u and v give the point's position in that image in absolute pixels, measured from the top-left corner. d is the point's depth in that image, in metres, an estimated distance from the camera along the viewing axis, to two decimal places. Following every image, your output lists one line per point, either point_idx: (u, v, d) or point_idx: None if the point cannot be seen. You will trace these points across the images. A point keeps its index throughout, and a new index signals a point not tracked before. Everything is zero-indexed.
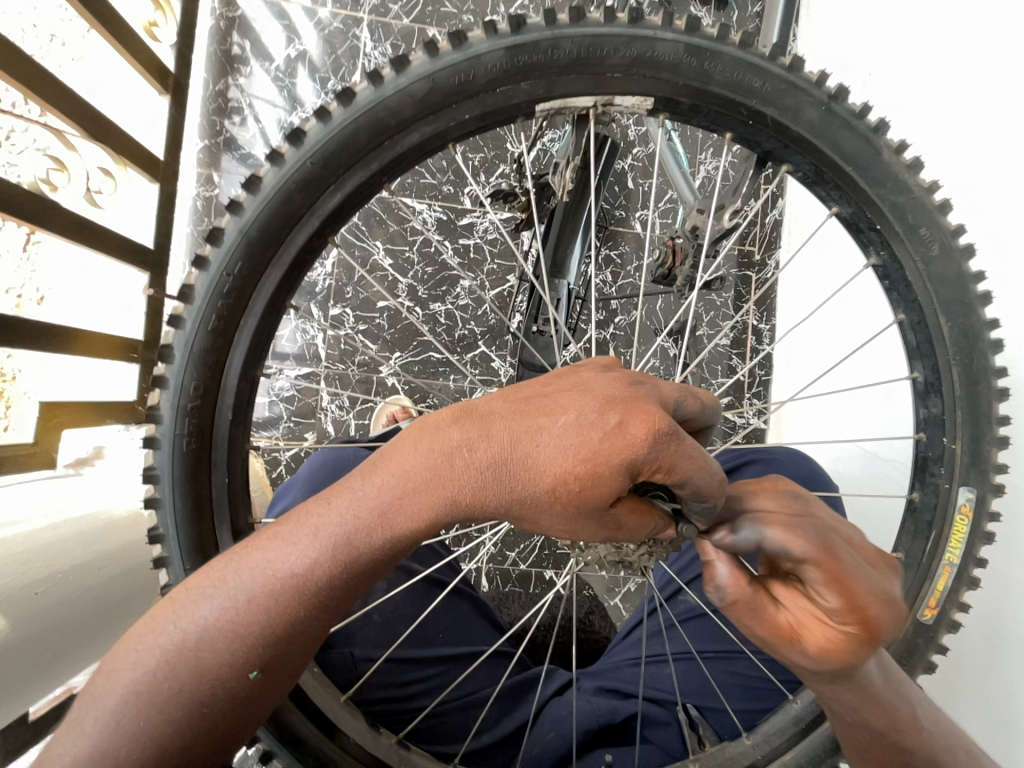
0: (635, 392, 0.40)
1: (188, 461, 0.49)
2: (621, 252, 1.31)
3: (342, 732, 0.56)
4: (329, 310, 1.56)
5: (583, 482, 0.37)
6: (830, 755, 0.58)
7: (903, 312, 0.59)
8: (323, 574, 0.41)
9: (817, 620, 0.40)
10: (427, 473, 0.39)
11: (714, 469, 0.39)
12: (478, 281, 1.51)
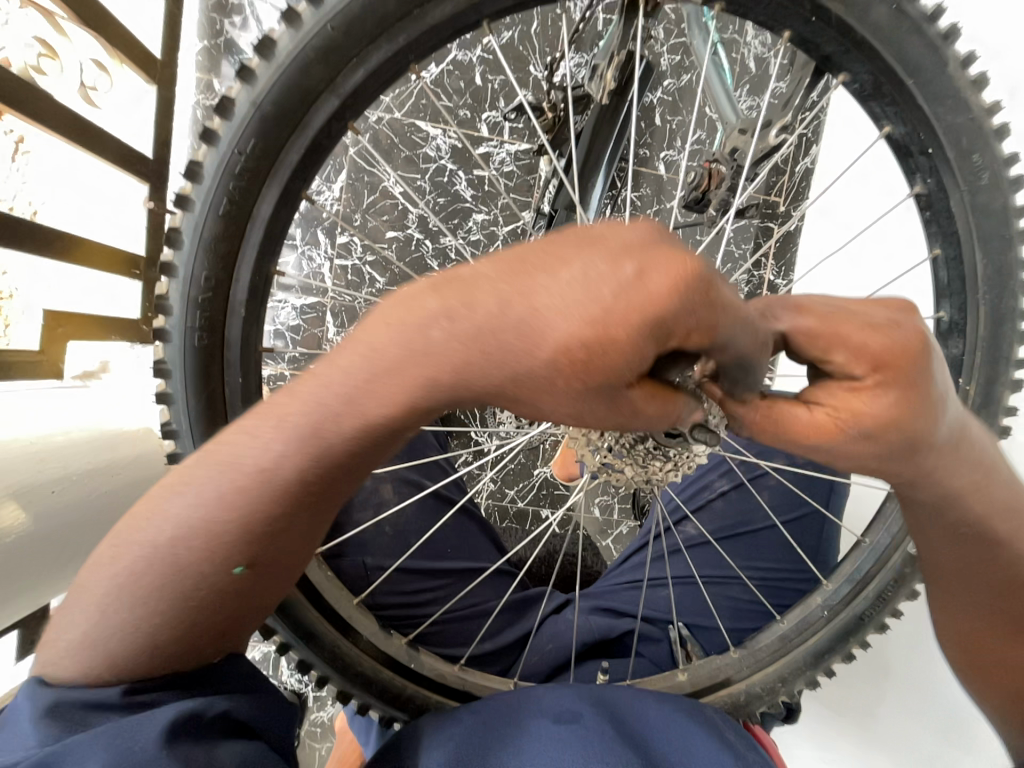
0: (660, 231, 0.31)
1: (201, 356, 0.48)
2: (642, 193, 1.25)
3: (354, 630, 0.58)
4: (336, 238, 1.51)
5: (604, 353, 0.31)
6: (810, 667, 0.65)
7: (939, 246, 0.57)
8: (317, 462, 0.41)
9: (849, 395, 0.36)
10: (401, 352, 0.34)
11: (751, 322, 0.34)
12: (491, 215, 1.46)
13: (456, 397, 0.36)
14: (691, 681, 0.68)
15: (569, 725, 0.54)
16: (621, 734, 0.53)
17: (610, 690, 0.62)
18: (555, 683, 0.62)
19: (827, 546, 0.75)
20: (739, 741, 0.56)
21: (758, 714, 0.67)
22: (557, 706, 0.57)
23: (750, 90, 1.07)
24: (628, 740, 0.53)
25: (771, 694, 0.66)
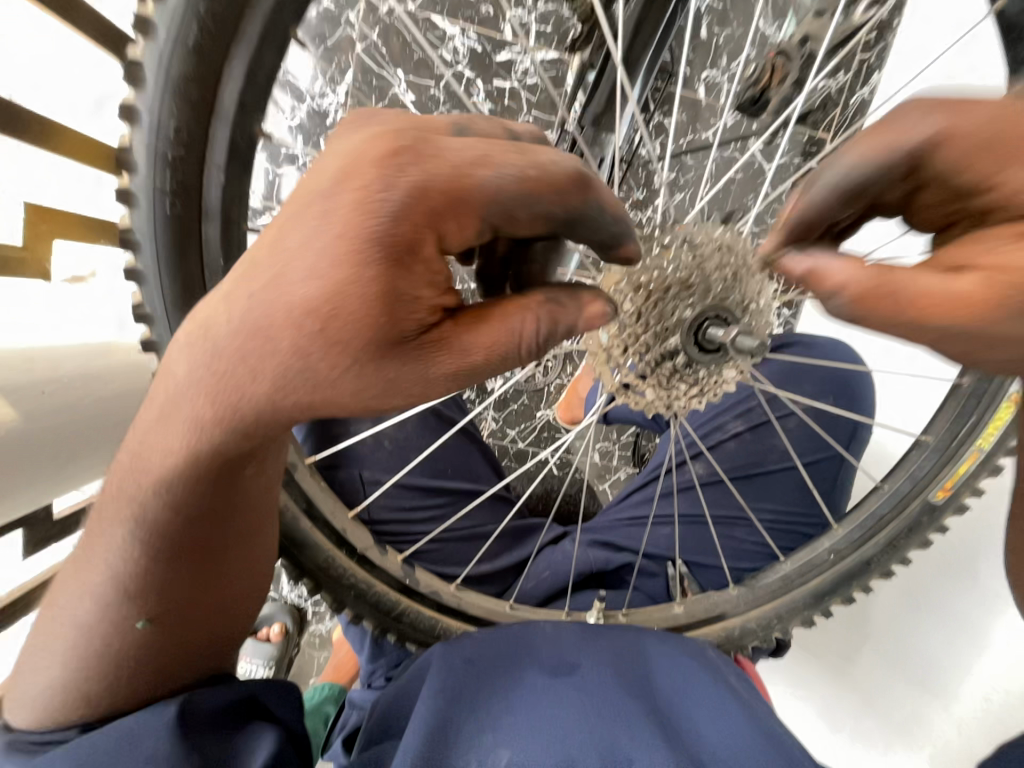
0: (338, 160, 0.32)
1: (173, 229, 0.41)
2: (675, 120, 1.12)
3: (349, 542, 0.56)
4: None
5: (373, 258, 0.31)
6: (807, 607, 0.65)
7: None
8: (219, 447, 0.38)
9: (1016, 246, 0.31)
10: (212, 378, 0.35)
11: (525, 166, 0.32)
12: None
13: (316, 377, 0.33)
14: (687, 612, 0.67)
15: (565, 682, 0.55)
16: (622, 694, 0.54)
17: (614, 634, 0.61)
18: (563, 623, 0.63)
19: (840, 492, 0.73)
20: (739, 683, 0.57)
21: (749, 647, 0.67)
22: (555, 659, 0.58)
23: None
24: (627, 698, 0.54)
25: (765, 629, 0.66)
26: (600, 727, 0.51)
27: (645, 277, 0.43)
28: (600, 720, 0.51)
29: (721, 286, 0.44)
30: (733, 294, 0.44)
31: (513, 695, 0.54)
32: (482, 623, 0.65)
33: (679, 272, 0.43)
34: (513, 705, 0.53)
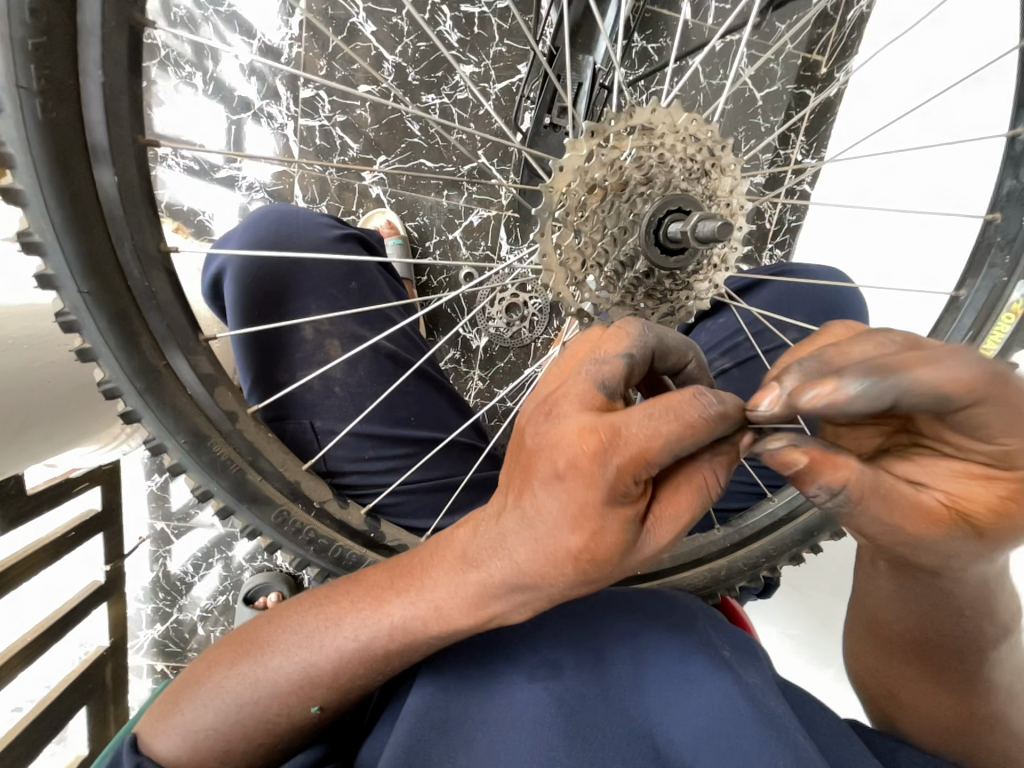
0: (594, 440, 0.33)
1: (49, 137, 0.34)
2: (660, 44, 1.08)
3: (305, 495, 0.51)
4: (299, 92, 1.29)
5: (600, 499, 0.33)
6: (795, 544, 0.62)
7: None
8: (419, 633, 0.40)
9: (913, 369, 0.30)
10: (435, 605, 0.39)
11: (665, 419, 0.32)
12: (482, 67, 1.26)
13: (519, 594, 0.36)
14: (672, 556, 0.64)
15: (543, 687, 0.47)
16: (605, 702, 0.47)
17: (600, 617, 0.53)
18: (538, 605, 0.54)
19: None
20: (732, 656, 0.50)
21: (735, 588, 0.65)
22: (532, 657, 0.50)
23: None
24: (605, 704, 0.47)
25: (751, 569, 0.63)
26: (584, 740, 0.44)
27: (599, 173, 0.38)
28: (581, 733, 0.45)
29: (682, 177, 0.38)
30: (699, 191, 0.39)
31: (486, 702, 0.47)
32: None
33: (636, 161, 0.37)
34: (485, 718, 0.46)
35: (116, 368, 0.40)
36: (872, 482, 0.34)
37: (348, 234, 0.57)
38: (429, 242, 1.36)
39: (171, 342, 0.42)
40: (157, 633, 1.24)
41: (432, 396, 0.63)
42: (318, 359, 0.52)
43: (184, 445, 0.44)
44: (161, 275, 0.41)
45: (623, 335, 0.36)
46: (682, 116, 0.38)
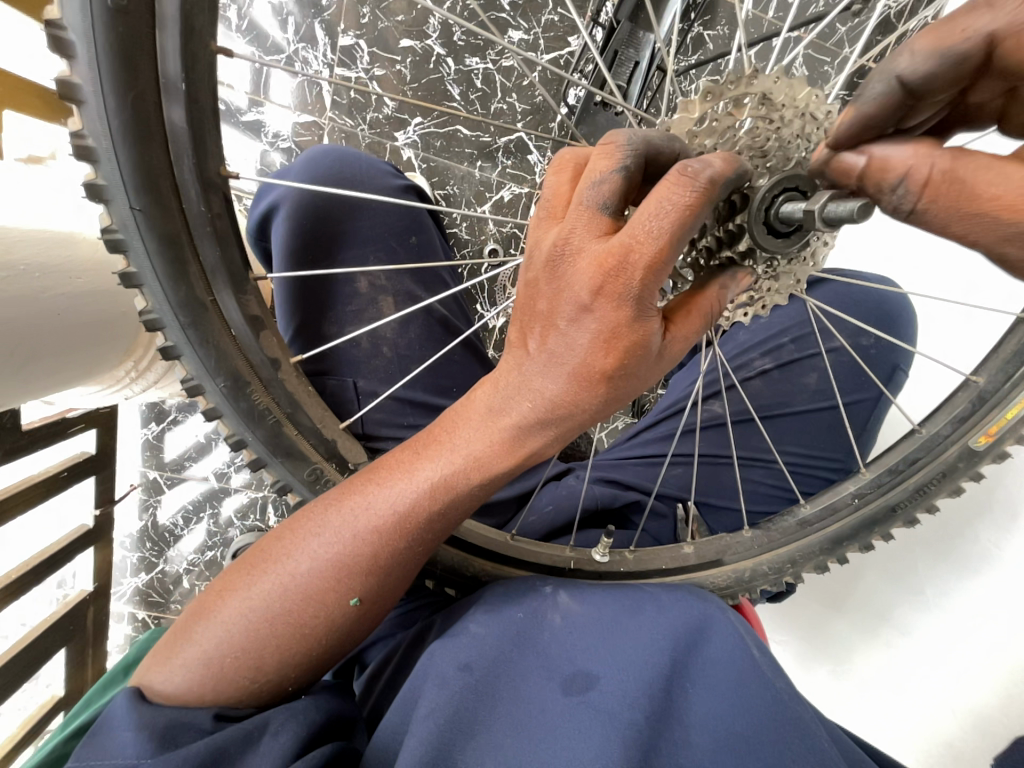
0: (615, 246, 0.29)
1: (116, 27, 0.29)
2: (718, 32, 1.06)
3: (341, 455, 0.46)
4: (337, 40, 1.23)
5: (630, 317, 0.31)
6: (823, 553, 0.62)
7: None
8: (461, 486, 0.38)
9: (927, 37, 0.30)
10: (470, 457, 0.37)
11: (687, 203, 0.28)
12: (531, 36, 1.22)
13: (554, 425, 0.36)
14: (698, 553, 0.63)
15: (582, 701, 0.43)
16: (650, 711, 0.42)
17: (636, 621, 0.49)
18: (571, 598, 0.52)
19: (868, 436, 0.68)
20: (763, 657, 0.46)
21: (757, 591, 0.64)
22: (567, 665, 0.46)
23: None
24: (666, 713, 0.43)
25: (776, 573, 0.63)
26: (635, 755, 0.39)
27: (706, 141, 0.35)
28: (630, 747, 0.39)
29: (801, 156, 0.35)
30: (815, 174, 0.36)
31: (519, 706, 0.43)
32: (481, 556, 0.57)
33: (752, 132, 0.34)
34: (518, 720, 0.42)
35: (160, 298, 0.36)
36: (948, 164, 0.29)
37: (410, 186, 0.53)
38: (456, 213, 1.33)
39: (222, 277, 0.37)
40: (141, 582, 1.22)
41: (473, 366, 0.61)
42: (368, 316, 0.49)
43: (223, 389, 0.40)
44: (219, 200, 0.36)
45: (615, 146, 0.30)
46: (802, 91, 0.35)
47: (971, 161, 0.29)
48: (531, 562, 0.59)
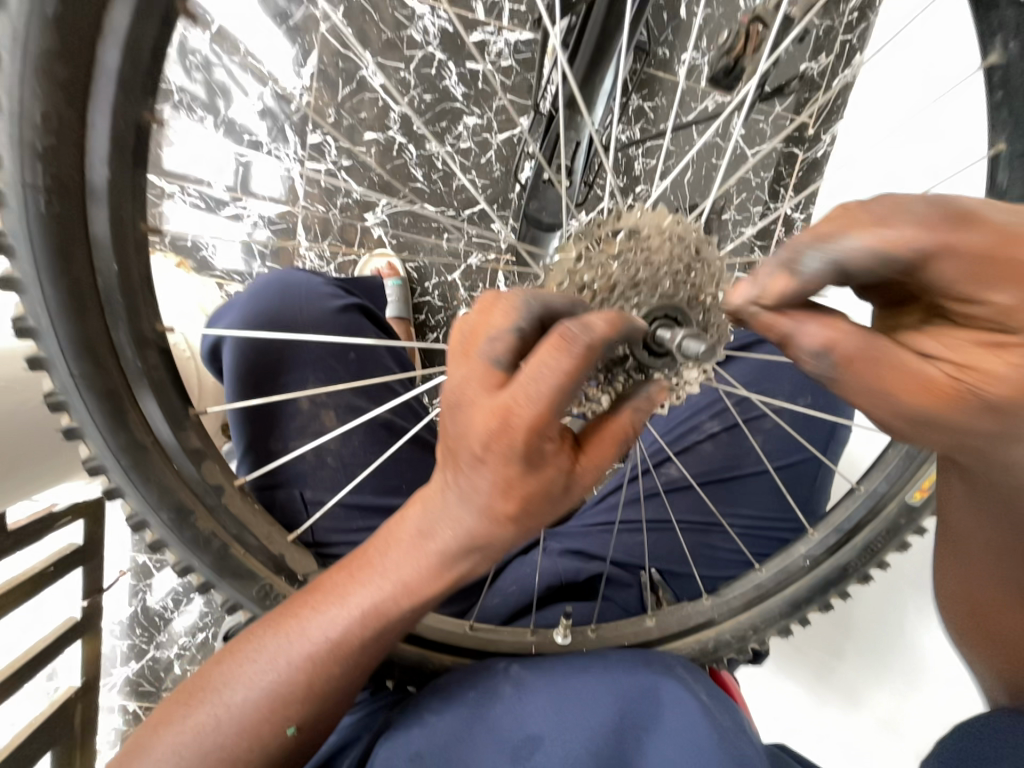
0: (507, 403, 0.32)
1: (53, 229, 0.33)
2: (655, 103, 1.25)
3: (288, 566, 0.48)
4: (307, 138, 1.34)
5: (523, 461, 0.34)
6: (785, 616, 0.62)
7: (1007, 138, 0.48)
8: (389, 613, 0.41)
9: (861, 229, 0.28)
10: (397, 585, 0.41)
11: (568, 368, 0.31)
12: (485, 119, 1.35)
13: (474, 551, 0.39)
14: (660, 627, 0.64)
15: None
16: None
17: (581, 681, 0.51)
18: (523, 666, 0.54)
19: (819, 494, 0.70)
20: (710, 700, 0.49)
21: (725, 659, 0.64)
22: (516, 731, 0.48)
23: None
24: None
25: (741, 641, 0.63)
26: None
27: (587, 276, 0.40)
28: None
29: (670, 284, 0.39)
30: (689, 294, 0.39)
31: None
32: (441, 650, 0.58)
33: (625, 265, 0.39)
34: None
35: (102, 445, 0.38)
36: (865, 343, 0.30)
37: (349, 303, 0.60)
38: (428, 284, 1.45)
39: (161, 419, 0.41)
40: (132, 671, 1.19)
41: (424, 460, 0.64)
42: (312, 430, 0.53)
43: (167, 520, 0.42)
44: (154, 354, 0.40)
45: (510, 308, 0.34)
46: (667, 219, 0.39)
47: (881, 344, 0.30)
48: (492, 652, 0.60)
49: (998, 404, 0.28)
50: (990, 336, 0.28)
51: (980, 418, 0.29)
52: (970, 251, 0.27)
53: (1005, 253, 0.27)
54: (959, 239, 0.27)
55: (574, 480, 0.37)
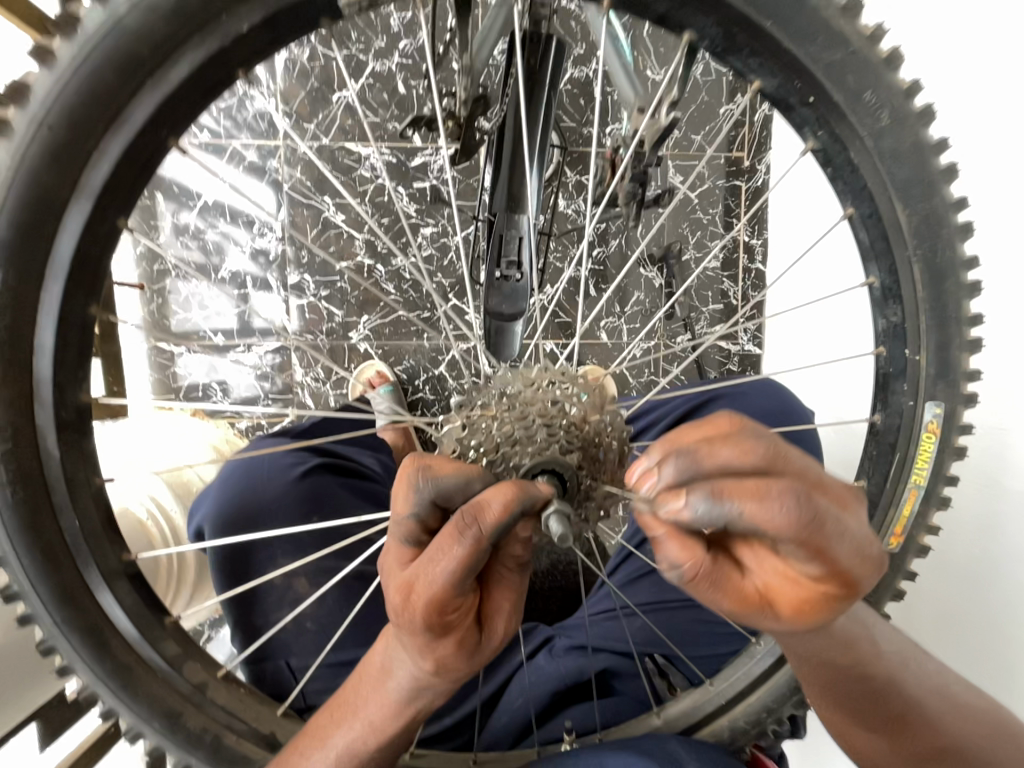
0: (410, 588, 0.34)
1: (21, 510, 0.41)
2: (591, 174, 1.30)
3: (279, 742, 0.51)
4: (288, 279, 1.48)
5: (437, 633, 0.36)
6: (795, 691, 0.57)
7: (852, 205, 0.50)
8: (362, 751, 0.43)
9: (747, 500, 0.32)
10: (365, 726, 0.43)
11: (463, 562, 0.33)
12: (440, 226, 1.45)
13: (421, 695, 0.41)
14: (666, 722, 0.62)
15: None
16: None
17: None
18: None
19: None
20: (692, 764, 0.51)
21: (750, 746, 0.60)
22: None
23: (657, 57, 1.11)
24: None
25: (758, 726, 0.58)
26: None
27: (471, 441, 0.43)
28: None
29: (543, 439, 0.42)
30: (563, 443, 0.42)
31: None
32: None
33: (499, 428, 0.42)
34: None
35: (89, 673, 0.45)
36: (706, 568, 0.36)
37: (308, 468, 0.68)
38: (418, 382, 1.51)
39: (141, 637, 0.47)
40: None
41: None
42: (289, 598, 0.58)
43: (159, 728, 0.46)
44: (123, 583, 0.47)
45: (409, 494, 0.35)
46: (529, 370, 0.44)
47: (718, 570, 0.37)
48: None
49: (775, 617, 0.37)
50: (797, 578, 0.36)
51: (765, 620, 0.38)
52: (812, 534, 0.33)
53: (833, 536, 0.33)
54: (805, 522, 0.33)
55: (487, 633, 0.39)
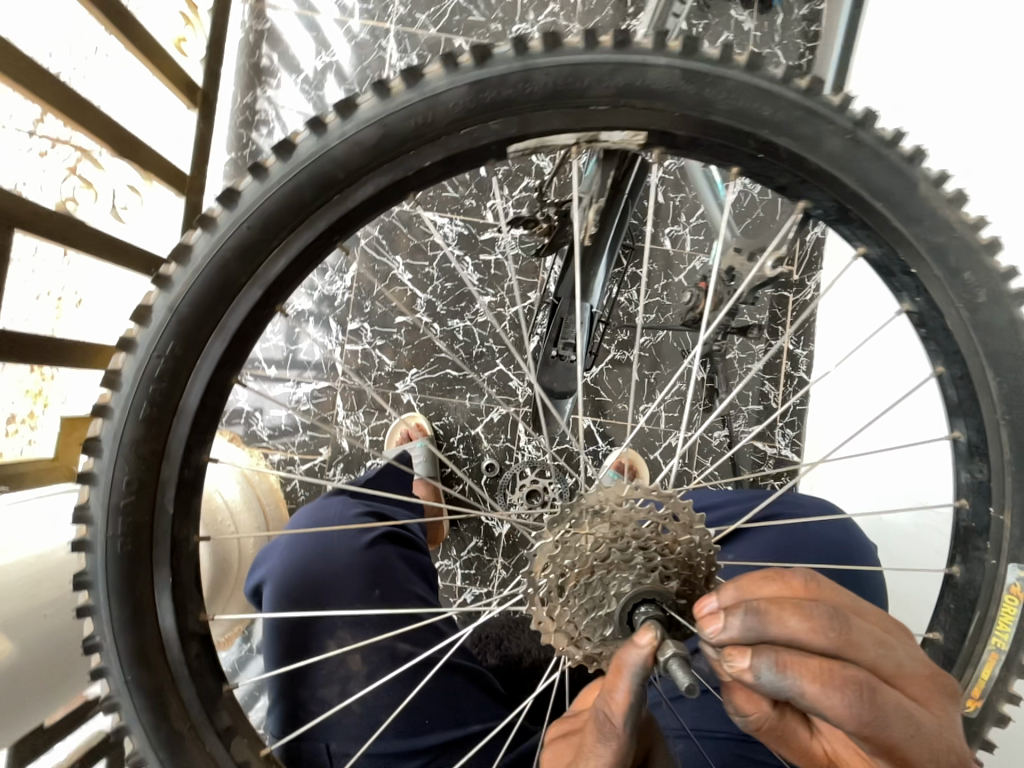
0: None
1: (126, 561, 0.43)
2: (648, 270, 1.38)
3: None
4: (347, 326, 1.55)
5: None
6: None
7: (943, 364, 0.53)
8: None
9: (810, 678, 0.33)
10: None
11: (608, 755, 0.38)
12: (498, 297, 1.51)
13: None
14: None
15: None
16: None
17: None
18: None
19: None
20: None
21: None
22: None
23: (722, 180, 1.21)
24: None
25: None
26: None
27: (566, 558, 0.44)
28: None
29: (641, 565, 0.43)
30: (661, 573, 0.43)
31: None
32: None
33: (596, 545, 0.43)
34: None
35: (143, 739, 0.43)
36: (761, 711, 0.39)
37: (373, 535, 0.69)
38: (453, 438, 1.52)
39: (199, 705, 0.46)
40: None
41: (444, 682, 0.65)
42: (339, 673, 0.58)
43: None
44: (195, 644, 0.47)
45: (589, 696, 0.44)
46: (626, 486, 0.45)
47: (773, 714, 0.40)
48: None
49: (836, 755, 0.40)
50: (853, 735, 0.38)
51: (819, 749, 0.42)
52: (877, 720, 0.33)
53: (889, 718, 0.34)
54: (867, 710, 0.33)
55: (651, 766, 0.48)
